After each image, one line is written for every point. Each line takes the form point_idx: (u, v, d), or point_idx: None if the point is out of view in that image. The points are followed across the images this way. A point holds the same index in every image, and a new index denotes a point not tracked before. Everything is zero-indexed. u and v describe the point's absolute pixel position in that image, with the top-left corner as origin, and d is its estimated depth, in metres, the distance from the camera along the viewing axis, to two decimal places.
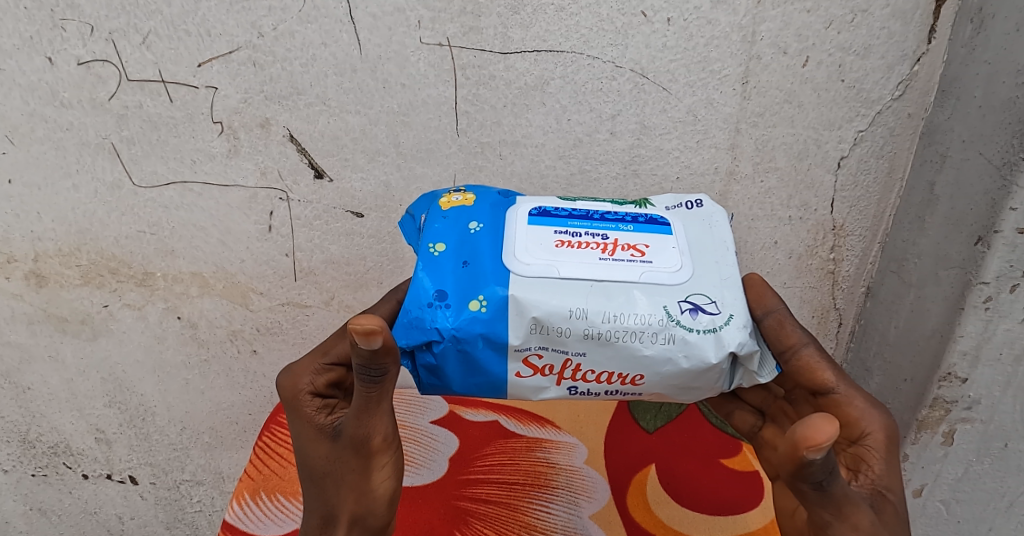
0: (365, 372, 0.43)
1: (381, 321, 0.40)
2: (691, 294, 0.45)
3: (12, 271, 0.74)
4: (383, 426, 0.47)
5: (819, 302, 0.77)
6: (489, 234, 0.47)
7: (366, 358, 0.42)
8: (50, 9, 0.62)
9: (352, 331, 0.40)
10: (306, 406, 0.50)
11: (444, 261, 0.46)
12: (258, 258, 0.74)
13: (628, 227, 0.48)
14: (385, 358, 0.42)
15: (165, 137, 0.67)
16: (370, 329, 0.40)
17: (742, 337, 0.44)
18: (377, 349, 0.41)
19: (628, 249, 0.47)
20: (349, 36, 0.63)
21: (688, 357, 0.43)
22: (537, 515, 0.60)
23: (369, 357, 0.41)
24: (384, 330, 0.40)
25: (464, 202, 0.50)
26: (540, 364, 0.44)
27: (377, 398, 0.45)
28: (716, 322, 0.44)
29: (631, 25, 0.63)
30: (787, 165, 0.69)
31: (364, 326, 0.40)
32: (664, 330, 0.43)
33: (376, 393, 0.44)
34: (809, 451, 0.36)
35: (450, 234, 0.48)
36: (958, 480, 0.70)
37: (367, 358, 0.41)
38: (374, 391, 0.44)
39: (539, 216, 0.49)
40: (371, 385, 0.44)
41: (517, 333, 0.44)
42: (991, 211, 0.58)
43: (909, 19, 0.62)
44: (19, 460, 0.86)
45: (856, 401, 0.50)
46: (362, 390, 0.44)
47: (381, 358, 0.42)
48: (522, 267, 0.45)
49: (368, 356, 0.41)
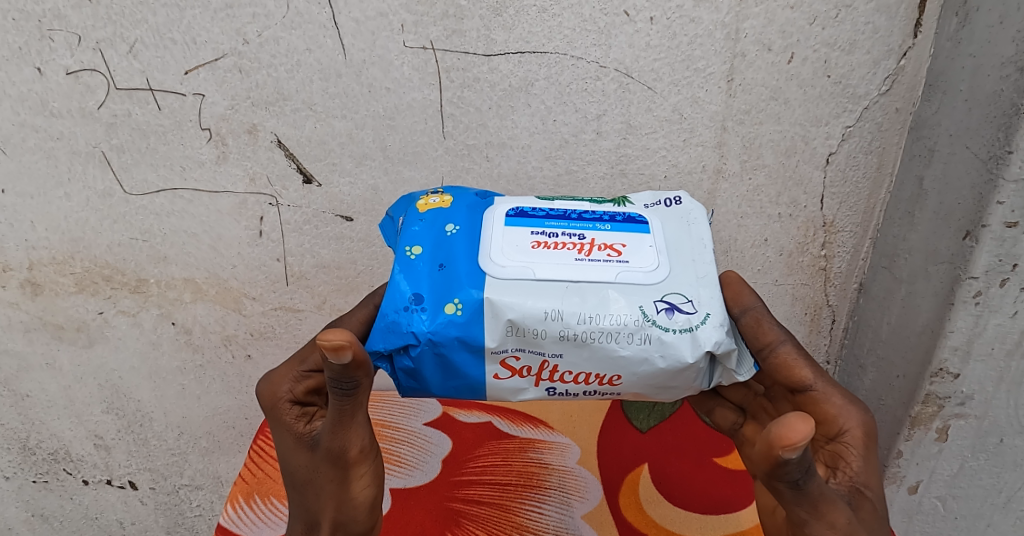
0: (337, 385, 0.43)
1: (350, 335, 0.41)
2: (668, 294, 0.45)
3: (8, 279, 0.75)
4: (358, 439, 0.48)
5: (812, 299, 0.76)
6: (466, 236, 0.48)
7: (338, 372, 0.42)
8: (37, 21, 0.62)
9: (320, 346, 0.40)
10: (286, 415, 0.50)
11: (420, 265, 0.46)
12: (250, 264, 0.74)
13: (605, 226, 0.48)
14: (356, 372, 0.42)
15: (155, 144, 0.68)
16: (338, 344, 0.40)
17: (719, 336, 0.43)
18: (347, 363, 0.41)
19: (604, 249, 0.47)
20: (333, 41, 0.63)
21: (664, 356, 0.43)
22: (529, 515, 0.60)
23: (340, 371, 0.42)
24: (354, 344, 0.41)
25: (441, 203, 0.50)
26: (518, 365, 0.45)
27: (350, 411, 0.46)
28: (693, 321, 0.44)
29: (615, 25, 0.63)
30: (776, 162, 0.69)
31: (332, 342, 0.40)
32: (640, 330, 0.43)
33: (349, 406, 0.45)
34: (785, 451, 0.36)
35: (426, 236, 0.48)
36: (954, 476, 0.70)
37: (338, 372, 0.42)
38: (346, 404, 0.45)
39: (516, 216, 0.49)
40: (344, 398, 0.44)
41: (493, 336, 0.44)
42: (979, 205, 0.57)
43: (893, 13, 0.62)
44: (20, 467, 0.86)
45: (833, 398, 0.50)
46: (336, 403, 0.45)
47: (352, 371, 0.42)
48: (498, 269, 0.45)
49: (339, 370, 0.42)
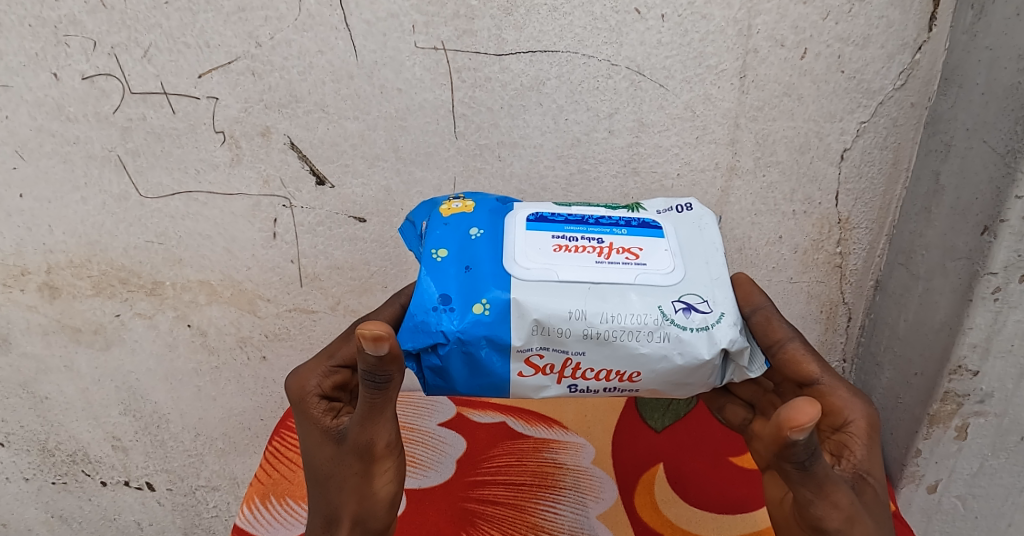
0: (371, 378, 0.43)
1: (388, 327, 0.41)
2: (685, 294, 0.45)
3: (27, 284, 0.76)
4: (385, 432, 0.48)
5: (827, 296, 0.76)
6: (489, 240, 0.47)
7: (372, 365, 0.42)
8: (54, 27, 0.63)
9: (359, 336, 0.40)
10: (313, 408, 0.51)
11: (446, 267, 0.46)
12: (264, 265, 0.75)
13: (623, 231, 0.48)
14: (391, 365, 0.42)
15: (169, 148, 0.68)
16: (377, 335, 0.40)
17: (735, 335, 0.43)
18: (382, 356, 0.41)
19: (623, 252, 0.46)
20: (345, 42, 0.63)
21: (682, 354, 0.43)
22: (544, 516, 0.60)
23: (375, 363, 0.42)
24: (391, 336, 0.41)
25: (464, 208, 0.50)
26: (541, 363, 0.44)
27: (380, 405, 0.46)
28: (710, 320, 0.44)
29: (626, 23, 0.63)
30: (790, 158, 0.68)
31: (372, 332, 0.40)
32: (659, 328, 0.43)
33: (379, 400, 0.45)
34: (792, 432, 0.36)
35: (451, 240, 0.48)
36: (974, 475, 0.69)
37: (373, 364, 0.42)
38: (378, 397, 0.45)
39: (538, 221, 0.48)
40: (376, 391, 0.44)
41: (519, 334, 0.44)
42: (997, 200, 0.57)
43: (907, 7, 0.61)
44: (39, 468, 0.87)
45: (839, 391, 0.50)
46: (367, 396, 0.45)
47: (386, 365, 0.42)
48: (521, 271, 0.45)
49: (374, 363, 0.42)
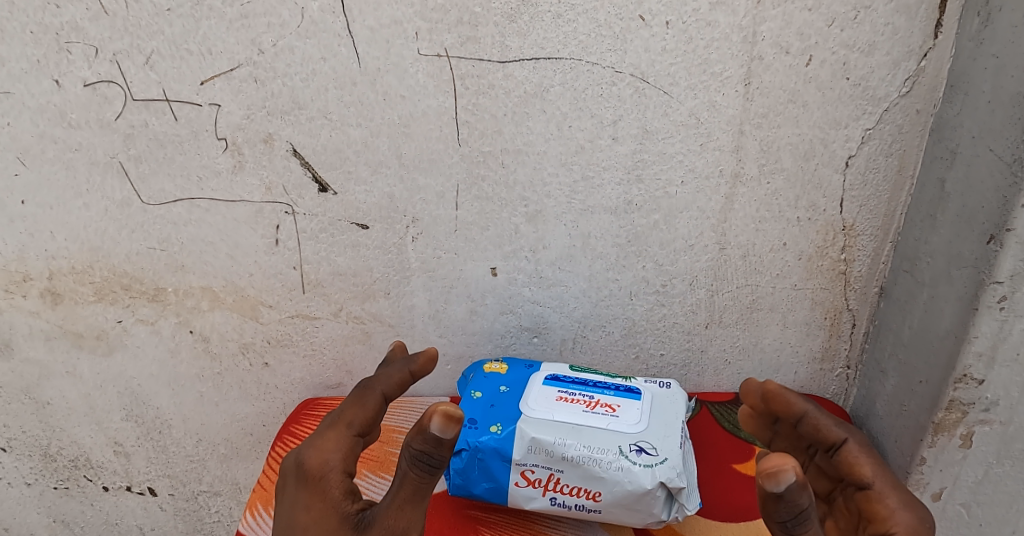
0: (423, 457, 0.50)
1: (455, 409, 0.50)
2: (641, 440, 0.58)
3: (29, 290, 0.76)
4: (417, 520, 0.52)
5: (831, 303, 0.75)
6: (514, 391, 0.64)
7: (432, 445, 0.50)
8: (56, 33, 0.63)
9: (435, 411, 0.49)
10: (332, 485, 0.53)
11: (479, 401, 0.63)
12: (266, 272, 0.74)
13: (610, 392, 0.64)
14: (446, 450, 0.50)
15: (172, 154, 0.68)
16: (450, 413, 0.49)
17: (672, 474, 0.56)
18: (446, 437, 0.49)
19: (605, 406, 0.62)
20: (348, 49, 0.63)
21: (630, 481, 0.56)
22: (546, 523, 0.61)
23: (435, 444, 0.50)
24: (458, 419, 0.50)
25: (500, 368, 0.68)
26: (533, 477, 0.58)
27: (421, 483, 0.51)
28: (654, 460, 0.57)
29: (630, 30, 0.62)
30: (794, 165, 0.68)
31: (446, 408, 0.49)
32: (615, 460, 0.57)
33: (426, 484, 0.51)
34: (770, 482, 0.43)
35: (488, 386, 0.65)
36: (978, 483, 0.69)
37: (431, 445, 0.50)
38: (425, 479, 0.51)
39: (551, 379, 0.65)
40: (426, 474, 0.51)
41: (518, 449, 0.58)
42: (1003, 209, 0.56)
43: (913, 14, 0.61)
44: (42, 473, 0.87)
45: (888, 499, 0.55)
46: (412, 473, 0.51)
47: (444, 450, 0.50)
48: (529, 408, 0.61)
49: (434, 444, 0.50)
